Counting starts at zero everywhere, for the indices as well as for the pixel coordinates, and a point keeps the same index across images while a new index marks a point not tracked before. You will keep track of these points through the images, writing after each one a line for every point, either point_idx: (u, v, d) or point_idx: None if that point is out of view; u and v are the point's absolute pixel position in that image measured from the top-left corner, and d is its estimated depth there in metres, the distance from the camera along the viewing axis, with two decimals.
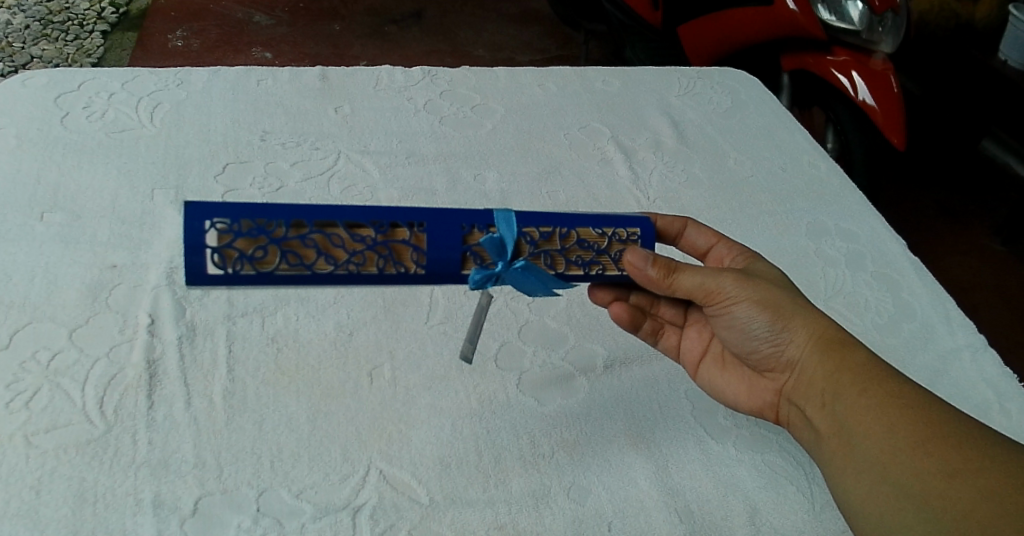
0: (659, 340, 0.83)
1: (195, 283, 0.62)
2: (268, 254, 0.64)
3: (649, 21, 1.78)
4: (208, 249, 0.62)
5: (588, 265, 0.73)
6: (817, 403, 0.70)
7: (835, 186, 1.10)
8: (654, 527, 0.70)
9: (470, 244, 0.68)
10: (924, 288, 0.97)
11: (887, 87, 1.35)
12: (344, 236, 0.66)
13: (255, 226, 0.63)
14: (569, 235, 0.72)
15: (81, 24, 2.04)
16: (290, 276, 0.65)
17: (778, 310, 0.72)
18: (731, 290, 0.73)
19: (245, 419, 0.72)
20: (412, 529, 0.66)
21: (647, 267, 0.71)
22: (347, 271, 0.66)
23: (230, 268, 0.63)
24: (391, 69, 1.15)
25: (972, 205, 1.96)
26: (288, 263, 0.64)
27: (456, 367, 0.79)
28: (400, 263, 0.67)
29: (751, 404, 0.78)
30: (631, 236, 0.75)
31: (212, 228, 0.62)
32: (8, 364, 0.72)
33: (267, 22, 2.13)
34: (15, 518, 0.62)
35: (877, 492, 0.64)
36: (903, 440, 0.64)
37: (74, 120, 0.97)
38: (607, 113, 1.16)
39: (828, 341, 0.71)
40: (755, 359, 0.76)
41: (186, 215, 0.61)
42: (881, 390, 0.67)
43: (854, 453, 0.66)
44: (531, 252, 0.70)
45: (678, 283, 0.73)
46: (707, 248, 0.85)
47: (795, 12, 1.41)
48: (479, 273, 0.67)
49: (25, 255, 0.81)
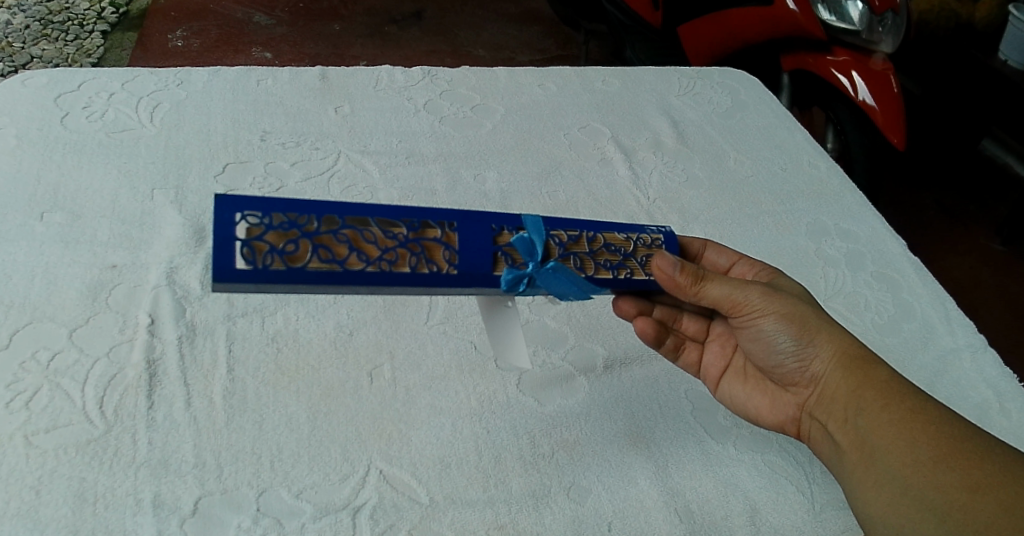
0: (680, 356, 0.82)
1: (221, 281, 0.59)
2: (299, 248, 0.61)
3: (649, 21, 1.78)
4: (237, 241, 0.59)
5: (616, 269, 0.74)
6: (839, 418, 0.70)
7: (835, 186, 1.10)
8: (654, 527, 0.70)
9: (501, 245, 0.68)
10: (924, 288, 0.97)
11: (887, 87, 1.35)
12: (377, 233, 0.65)
13: (286, 220, 0.61)
14: (596, 238, 0.74)
15: (81, 24, 2.03)
16: (321, 273, 0.62)
17: (805, 324, 0.72)
18: (758, 302, 0.73)
19: (245, 419, 0.72)
20: (412, 529, 0.67)
21: (675, 272, 0.71)
22: (379, 269, 0.64)
23: (260, 262, 0.60)
24: (391, 68, 1.15)
25: (972, 205, 1.96)
26: (319, 259, 0.62)
27: (455, 367, 0.79)
28: (433, 262, 0.65)
29: (771, 419, 0.77)
30: (654, 241, 0.77)
31: (242, 222, 0.60)
32: (8, 364, 0.72)
33: (267, 22, 2.13)
34: (15, 519, 0.62)
35: (897, 505, 0.64)
36: (924, 455, 0.64)
37: (74, 120, 0.97)
38: (607, 113, 1.16)
39: (853, 357, 0.70)
40: (779, 374, 0.76)
41: (217, 207, 0.59)
42: (904, 405, 0.67)
43: (874, 467, 0.66)
44: (560, 254, 0.71)
45: (705, 292, 0.72)
46: (728, 266, 0.84)
47: (795, 12, 1.41)
48: (511, 272, 0.67)
49: (24, 255, 0.81)
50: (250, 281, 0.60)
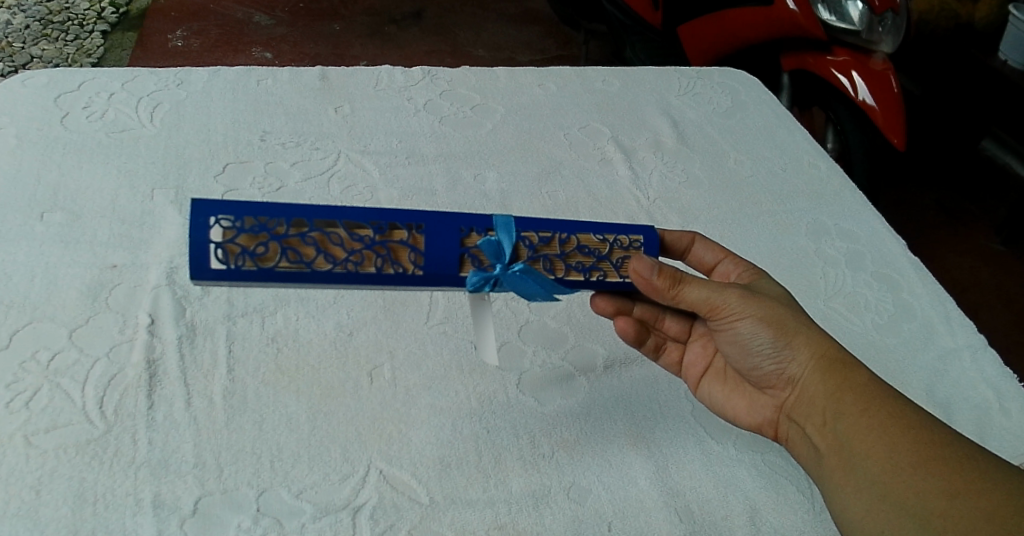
0: (660, 355, 0.82)
1: (198, 277, 0.63)
2: (269, 250, 0.64)
3: (649, 22, 1.78)
4: (213, 244, 0.63)
5: (588, 271, 0.74)
6: (818, 422, 0.69)
7: (834, 187, 1.10)
8: (654, 527, 0.70)
9: (468, 247, 0.69)
10: (924, 288, 0.97)
11: (887, 86, 1.35)
12: (343, 235, 0.66)
13: (257, 223, 0.64)
14: (569, 240, 0.73)
15: (81, 24, 2.03)
16: (289, 273, 0.65)
17: (783, 327, 0.71)
18: (736, 305, 0.72)
19: (245, 419, 0.72)
20: (412, 529, 0.67)
21: (652, 275, 0.71)
22: (346, 270, 0.66)
23: (232, 264, 0.63)
24: (391, 68, 1.15)
25: (971, 205, 1.96)
26: (288, 260, 0.65)
27: (455, 367, 0.79)
28: (398, 263, 0.67)
29: (750, 421, 0.76)
30: (633, 244, 0.75)
31: (217, 225, 0.63)
32: (8, 364, 0.72)
33: (267, 22, 2.13)
34: (14, 518, 0.63)
35: (876, 510, 0.63)
36: (903, 460, 0.64)
37: (74, 120, 0.97)
38: (607, 114, 1.16)
39: (832, 361, 0.70)
40: (757, 376, 0.75)
41: (192, 212, 0.62)
42: (883, 410, 0.67)
43: (853, 471, 0.65)
44: (530, 256, 0.71)
45: (683, 295, 0.72)
46: (714, 264, 0.84)
47: (795, 12, 1.41)
48: (477, 275, 0.68)
49: (24, 255, 0.81)
50: (225, 279, 0.64)
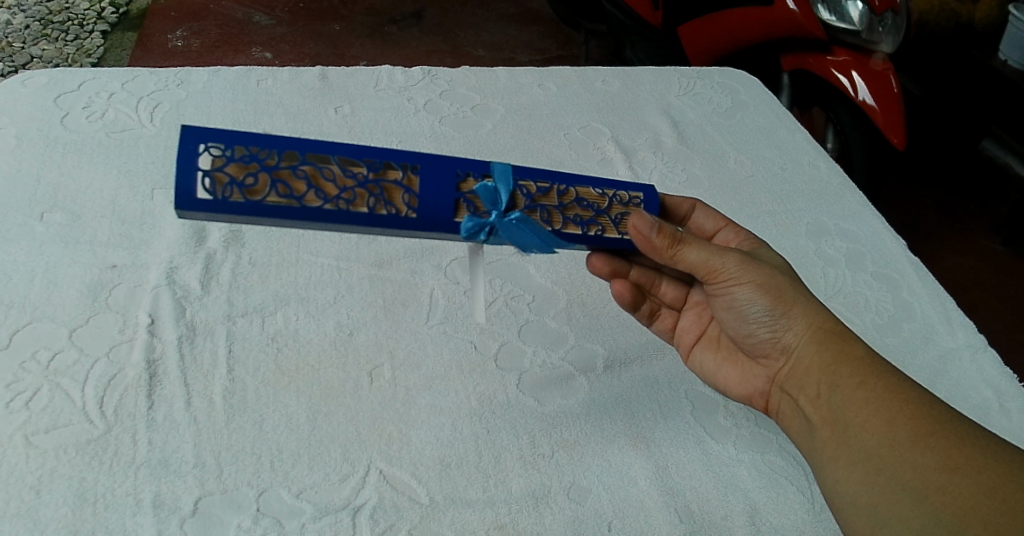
0: (654, 321, 0.85)
1: (183, 208, 0.61)
2: (258, 182, 0.63)
3: (649, 22, 1.77)
4: (200, 171, 0.62)
5: (586, 225, 0.75)
6: (812, 393, 0.70)
7: (834, 187, 1.10)
8: (654, 527, 0.70)
9: (464, 192, 0.69)
10: (924, 288, 0.97)
11: (886, 86, 1.35)
12: (336, 171, 0.65)
13: (247, 153, 0.63)
14: (568, 192, 0.74)
15: (81, 24, 2.03)
16: (278, 208, 0.64)
17: (780, 296, 0.73)
18: (734, 271, 0.73)
19: (245, 419, 0.72)
20: (412, 529, 0.67)
21: (651, 233, 0.71)
22: (336, 208, 0.65)
23: (219, 194, 0.62)
24: (392, 68, 1.15)
25: (971, 204, 1.96)
26: (277, 193, 0.63)
27: (455, 367, 0.79)
28: (392, 204, 0.67)
29: (742, 391, 0.78)
30: (631, 200, 0.78)
31: (206, 152, 0.62)
32: (8, 364, 0.72)
33: (267, 21, 2.13)
34: (15, 519, 0.63)
35: (872, 483, 0.64)
36: (902, 434, 0.64)
37: (74, 120, 0.97)
38: (607, 114, 1.16)
39: (827, 332, 0.71)
40: (752, 345, 0.77)
41: (181, 138, 0.61)
42: (880, 383, 0.67)
43: (847, 444, 0.66)
44: (527, 205, 0.71)
45: (683, 255, 0.73)
46: (713, 232, 0.86)
47: (795, 12, 1.41)
48: (472, 220, 0.68)
49: (24, 255, 0.81)
50: (213, 211, 0.62)
